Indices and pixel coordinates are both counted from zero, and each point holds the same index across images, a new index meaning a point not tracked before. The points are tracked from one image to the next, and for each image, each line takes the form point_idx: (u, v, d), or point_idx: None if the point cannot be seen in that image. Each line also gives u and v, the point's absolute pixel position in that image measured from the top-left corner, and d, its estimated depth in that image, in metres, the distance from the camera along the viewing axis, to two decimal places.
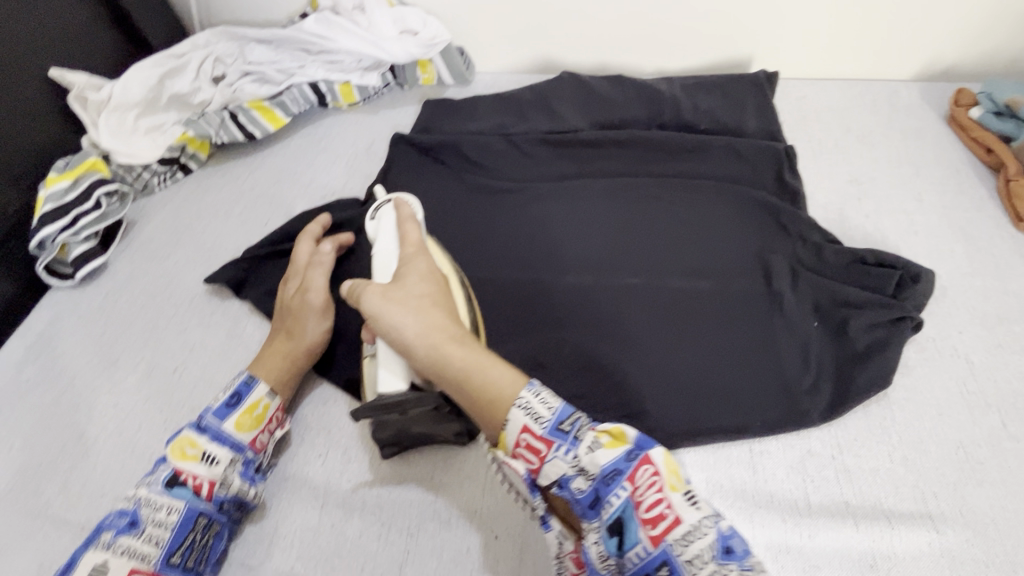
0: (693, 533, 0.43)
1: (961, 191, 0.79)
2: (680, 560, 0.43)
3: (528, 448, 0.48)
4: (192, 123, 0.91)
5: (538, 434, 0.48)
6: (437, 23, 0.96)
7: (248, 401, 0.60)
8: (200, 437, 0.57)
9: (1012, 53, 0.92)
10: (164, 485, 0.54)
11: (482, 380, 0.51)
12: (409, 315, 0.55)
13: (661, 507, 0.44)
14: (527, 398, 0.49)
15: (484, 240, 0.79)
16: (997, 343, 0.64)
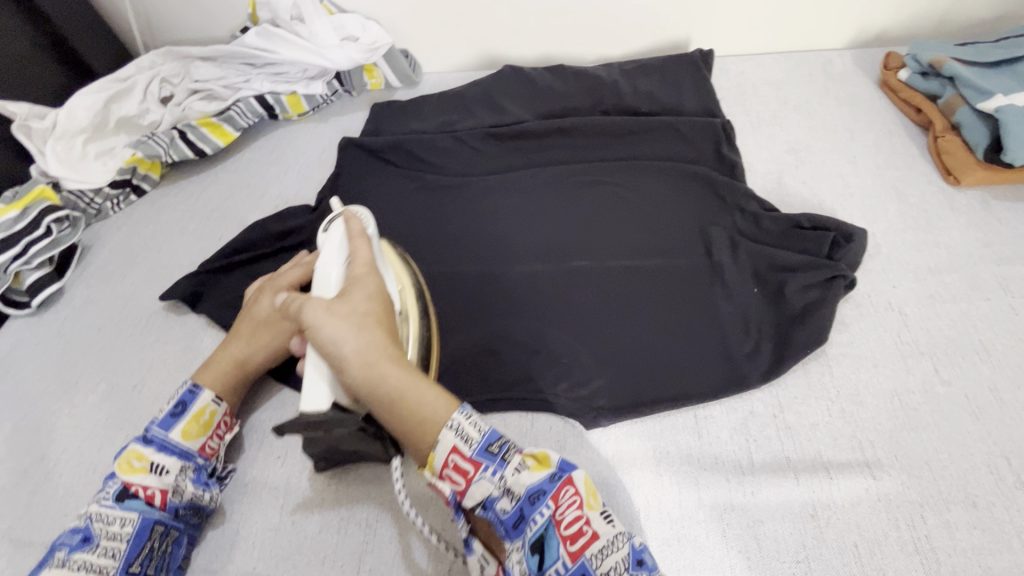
0: (608, 547, 0.45)
1: (893, 151, 0.82)
2: (598, 574, 0.44)
3: (458, 470, 0.48)
4: (140, 144, 0.91)
5: (466, 456, 0.47)
6: (377, 27, 0.98)
7: (193, 408, 0.60)
8: (146, 448, 0.57)
9: (939, 15, 0.94)
10: (115, 499, 0.54)
11: (410, 400, 0.49)
12: (348, 330, 0.50)
13: (580, 523, 0.46)
14: (458, 419, 0.48)
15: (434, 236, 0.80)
16: (929, 294, 0.67)
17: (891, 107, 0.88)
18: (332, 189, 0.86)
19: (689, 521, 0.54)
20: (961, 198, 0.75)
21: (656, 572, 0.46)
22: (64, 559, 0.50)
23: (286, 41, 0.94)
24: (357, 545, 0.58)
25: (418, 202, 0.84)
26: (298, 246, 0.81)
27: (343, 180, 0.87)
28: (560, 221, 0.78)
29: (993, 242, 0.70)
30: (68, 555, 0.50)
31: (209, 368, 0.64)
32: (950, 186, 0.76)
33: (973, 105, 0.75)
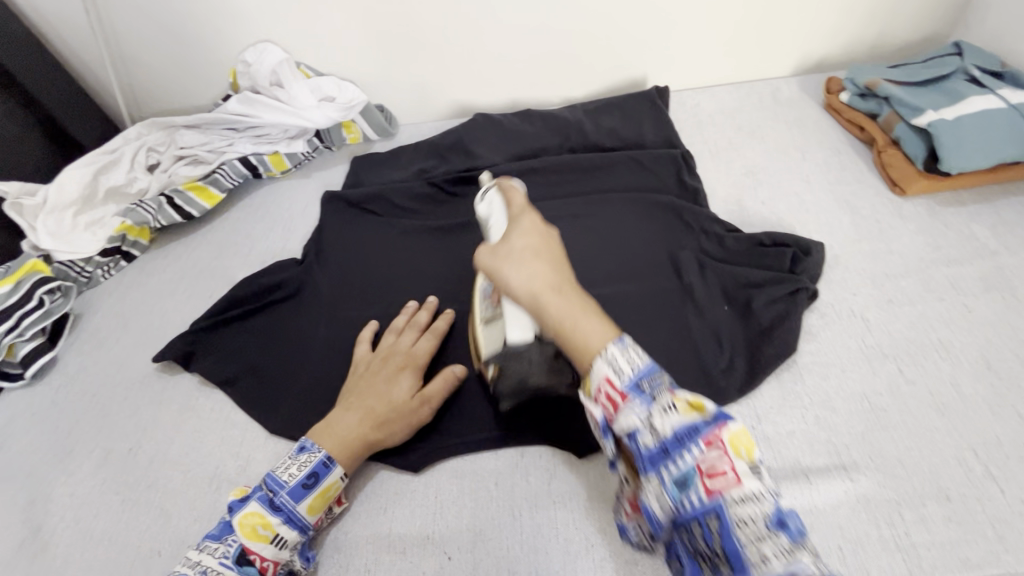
0: (753, 501, 0.43)
1: (843, 167, 0.87)
2: (733, 518, 0.43)
3: (607, 398, 0.49)
4: (130, 213, 0.95)
5: (618, 387, 0.49)
6: (353, 87, 1.04)
7: (323, 482, 0.60)
8: (273, 516, 0.58)
9: (870, 41, 1.02)
10: (233, 561, 0.55)
11: (577, 329, 0.53)
12: (514, 268, 0.58)
13: (726, 467, 0.44)
14: (613, 352, 0.50)
15: (418, 280, 0.83)
16: (887, 299, 0.70)
17: (837, 126, 0.94)
18: (317, 242, 0.89)
19: None
20: (908, 207, 0.80)
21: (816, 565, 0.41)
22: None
23: (267, 105, 0.99)
24: None
25: (400, 249, 0.87)
26: (286, 299, 0.83)
27: (327, 232, 0.90)
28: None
29: (942, 245, 0.75)
30: None
31: (331, 437, 0.63)
32: (896, 196, 0.82)
33: (907, 121, 0.81)
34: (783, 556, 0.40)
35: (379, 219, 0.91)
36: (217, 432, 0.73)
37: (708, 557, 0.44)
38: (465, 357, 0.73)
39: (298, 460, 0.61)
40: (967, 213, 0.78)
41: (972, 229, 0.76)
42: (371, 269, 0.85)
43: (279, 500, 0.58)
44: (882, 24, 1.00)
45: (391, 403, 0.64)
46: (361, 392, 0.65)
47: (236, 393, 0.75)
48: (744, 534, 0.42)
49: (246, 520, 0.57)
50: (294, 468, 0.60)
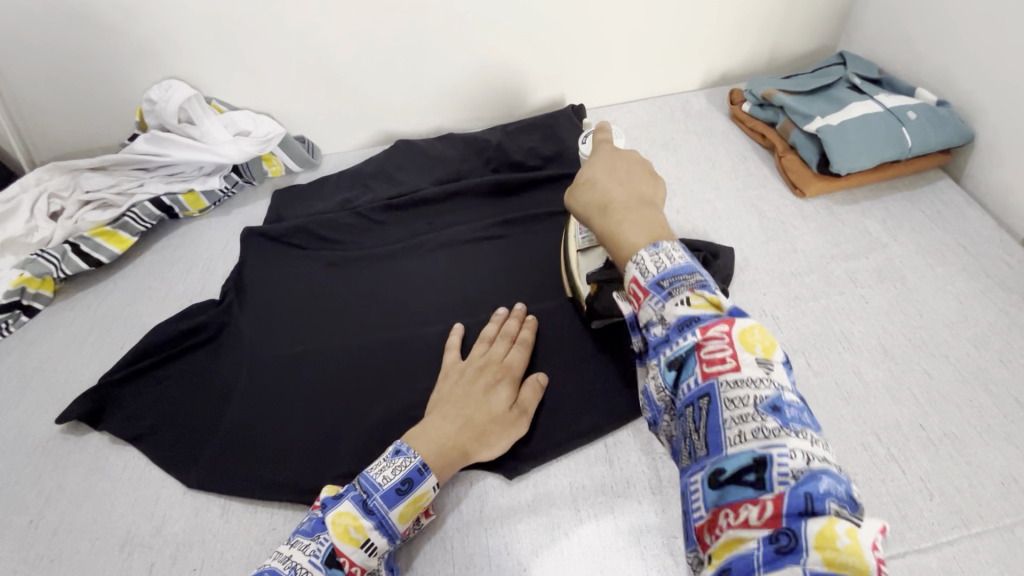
0: (747, 385, 0.45)
1: (749, 173, 0.92)
2: (721, 394, 0.46)
3: (632, 292, 0.54)
4: (29, 264, 0.89)
5: (642, 285, 0.53)
6: (269, 120, 1.02)
7: (417, 490, 0.56)
8: (366, 517, 0.54)
9: (767, 54, 1.09)
10: (323, 562, 0.52)
11: (618, 235, 0.56)
12: (596, 160, 0.64)
13: (725, 354, 0.47)
14: (644, 254, 0.53)
15: (346, 312, 0.81)
16: (794, 296, 0.74)
17: (742, 135, 0.99)
18: (237, 281, 0.85)
19: (610, 551, 0.58)
20: (809, 207, 0.85)
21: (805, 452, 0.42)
22: None
23: (176, 142, 0.95)
24: None
25: (325, 282, 0.85)
26: (206, 342, 0.79)
27: (249, 270, 0.87)
28: (464, 283, 0.82)
29: (840, 241, 0.80)
30: None
31: (431, 447, 0.59)
32: (797, 198, 0.87)
33: (801, 127, 0.86)
34: (763, 436, 0.43)
35: (303, 254, 0.88)
36: (129, 492, 0.68)
37: (692, 433, 0.47)
38: (399, 390, 0.73)
39: (393, 463, 0.57)
40: (860, 210, 0.84)
41: (865, 225, 0.82)
42: (295, 304, 0.83)
43: (372, 502, 0.55)
44: (776, 38, 1.07)
45: (491, 414, 0.62)
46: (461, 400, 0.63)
47: (150, 448, 0.71)
48: (728, 412, 0.45)
49: (339, 521, 0.54)
50: (389, 469, 0.57)
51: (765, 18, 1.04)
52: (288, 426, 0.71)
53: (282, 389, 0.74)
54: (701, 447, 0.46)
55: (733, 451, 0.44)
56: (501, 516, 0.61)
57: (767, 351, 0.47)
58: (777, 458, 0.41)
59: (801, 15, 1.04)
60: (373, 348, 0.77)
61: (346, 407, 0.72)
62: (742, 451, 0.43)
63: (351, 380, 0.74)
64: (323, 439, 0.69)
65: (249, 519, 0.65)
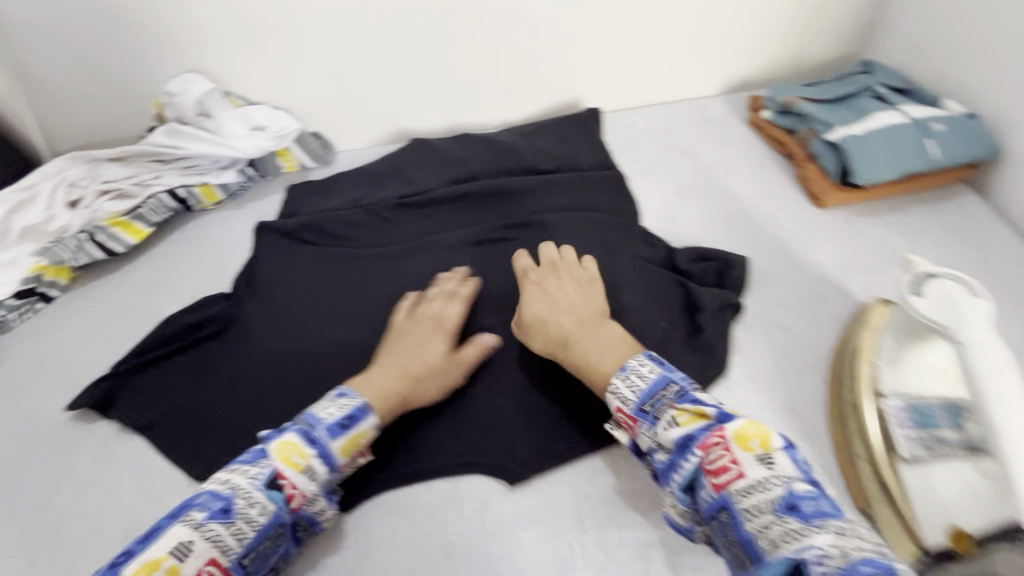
0: (758, 490, 0.48)
1: (767, 182, 0.90)
2: (738, 507, 0.49)
3: (721, 464, 0.51)
4: (47, 252, 0.91)
5: (720, 488, 0.50)
6: (285, 116, 1.02)
7: (358, 427, 0.59)
8: (311, 447, 0.56)
9: (789, 61, 1.07)
10: (264, 484, 0.53)
11: (595, 363, 0.63)
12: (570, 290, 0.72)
13: (726, 461, 0.51)
14: (764, 509, 0.47)
15: (353, 309, 0.81)
16: (810, 308, 0.73)
17: (761, 142, 0.97)
18: (248, 276, 0.85)
19: (614, 563, 0.58)
20: (828, 218, 0.83)
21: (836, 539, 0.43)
22: (202, 522, 0.50)
23: (193, 135, 0.96)
24: None
25: (333, 278, 0.85)
26: (215, 335, 0.79)
27: (261, 265, 0.86)
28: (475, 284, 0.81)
29: (859, 254, 0.78)
30: (206, 520, 0.50)
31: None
32: (815, 208, 0.85)
33: (822, 137, 0.84)
34: (789, 538, 0.45)
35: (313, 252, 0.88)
36: (136, 481, 0.69)
37: (737, 548, 0.48)
38: None
39: (336, 403, 0.60)
40: (880, 223, 0.82)
41: (886, 238, 0.80)
42: (301, 300, 0.82)
43: (315, 435, 0.57)
44: (797, 45, 1.05)
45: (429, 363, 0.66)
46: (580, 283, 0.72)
47: (159, 438, 0.71)
48: (751, 524, 0.47)
49: (285, 455, 0.55)
50: (333, 409, 0.59)
51: (788, 25, 1.02)
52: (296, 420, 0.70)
53: (292, 385, 0.74)
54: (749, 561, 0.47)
55: (772, 560, 0.44)
56: (505, 520, 0.60)
57: (763, 443, 0.51)
58: (810, 560, 0.42)
59: (825, 21, 1.02)
60: (380, 345, 0.76)
61: None
62: (780, 559, 0.44)
63: (353, 376, 0.73)
64: None
65: None
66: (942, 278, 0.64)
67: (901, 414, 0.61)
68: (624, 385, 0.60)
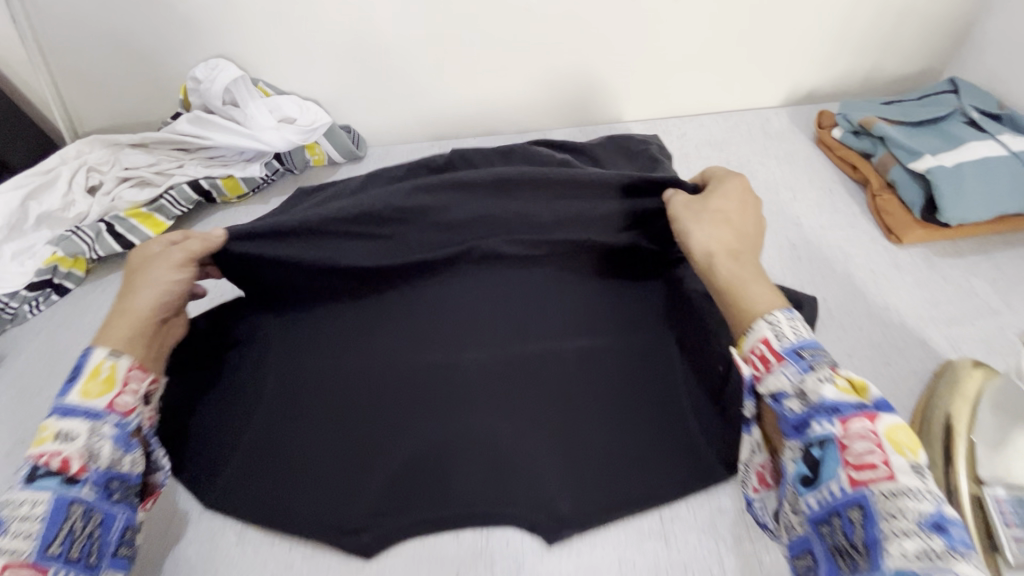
0: (820, 412, 0.46)
1: (836, 210, 0.82)
2: (800, 440, 0.48)
3: (760, 358, 0.51)
4: (63, 242, 0.87)
5: (768, 382, 0.51)
6: (315, 107, 0.96)
7: (91, 365, 0.55)
8: (52, 420, 0.52)
9: (864, 73, 0.98)
10: (24, 481, 0.50)
11: (743, 293, 0.56)
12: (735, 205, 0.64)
13: (771, 374, 0.50)
14: (822, 427, 0.46)
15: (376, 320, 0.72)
16: (886, 362, 0.65)
17: (829, 163, 0.89)
18: None
19: None
20: (904, 256, 0.75)
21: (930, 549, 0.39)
22: None
23: (218, 125, 0.91)
24: None
25: None
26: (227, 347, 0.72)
27: None
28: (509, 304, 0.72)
29: (941, 301, 0.70)
30: None
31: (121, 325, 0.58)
32: (892, 245, 0.77)
33: (904, 165, 0.76)
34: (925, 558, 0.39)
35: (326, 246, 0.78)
36: None
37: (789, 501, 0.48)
38: (424, 421, 0.65)
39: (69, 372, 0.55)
40: (966, 265, 0.74)
41: (971, 284, 0.72)
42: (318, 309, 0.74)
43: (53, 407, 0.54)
44: (875, 56, 0.95)
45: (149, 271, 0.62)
46: (745, 207, 0.65)
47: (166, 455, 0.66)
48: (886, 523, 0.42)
49: (90, 385, 0.54)
50: None
51: (869, 34, 0.92)
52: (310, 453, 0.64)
53: (308, 408, 0.67)
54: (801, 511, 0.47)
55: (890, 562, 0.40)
56: None
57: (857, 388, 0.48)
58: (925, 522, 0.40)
59: (909, 32, 0.93)
60: (406, 372, 0.68)
61: (368, 434, 0.64)
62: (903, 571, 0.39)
63: (377, 402, 0.67)
64: (339, 471, 0.62)
65: (264, 550, 0.60)
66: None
67: (1005, 507, 0.49)
68: (783, 323, 0.52)
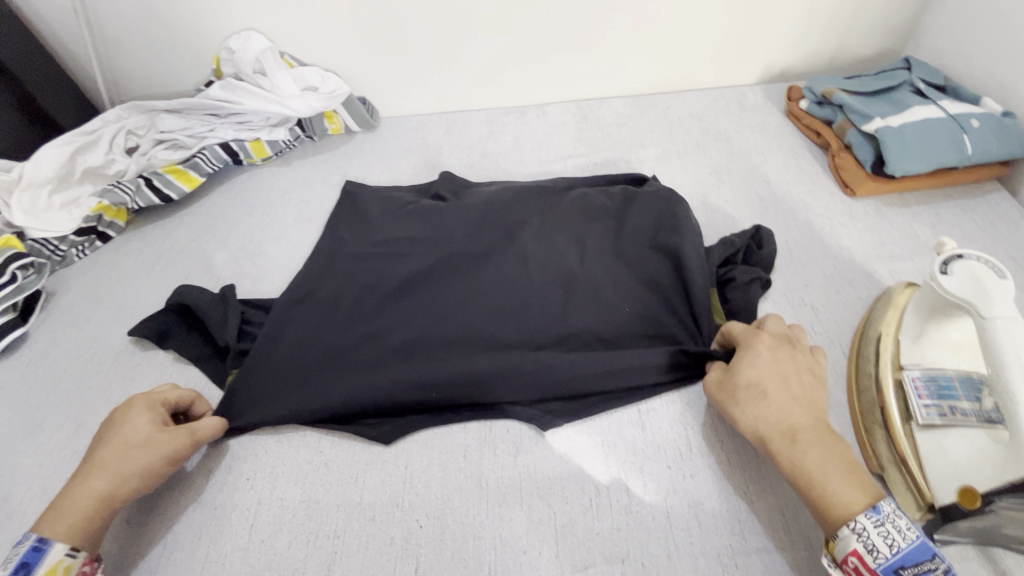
0: (872, 535, 0.47)
1: (800, 170, 0.92)
2: (852, 539, 0.47)
3: (852, 571, 0.47)
4: (107, 193, 0.96)
5: (871, 565, 0.46)
6: (336, 78, 1.06)
7: (42, 569, 0.51)
8: None
9: (830, 54, 1.09)
10: None
11: (822, 484, 0.50)
12: (766, 355, 0.58)
13: (839, 541, 0.48)
14: (864, 524, 0.47)
15: (385, 251, 0.82)
16: (836, 290, 0.75)
17: (796, 132, 1.00)
18: None
19: (638, 506, 0.60)
20: (858, 207, 0.86)
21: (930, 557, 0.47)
22: None
23: (249, 92, 1.00)
24: (326, 555, 0.59)
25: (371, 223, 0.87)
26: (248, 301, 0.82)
27: None
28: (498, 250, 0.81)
29: (887, 242, 0.80)
30: None
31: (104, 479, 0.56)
32: (847, 197, 0.87)
33: (859, 128, 0.87)
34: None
35: (342, 210, 0.91)
36: None
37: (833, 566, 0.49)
38: (429, 329, 0.74)
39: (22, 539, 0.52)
40: (910, 214, 0.84)
41: (913, 229, 0.82)
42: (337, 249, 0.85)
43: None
44: (840, 38, 1.06)
45: (130, 441, 0.58)
46: (783, 362, 0.57)
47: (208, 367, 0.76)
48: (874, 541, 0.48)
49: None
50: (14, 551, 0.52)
51: (834, 17, 1.03)
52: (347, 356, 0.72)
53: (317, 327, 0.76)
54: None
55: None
56: (536, 461, 0.64)
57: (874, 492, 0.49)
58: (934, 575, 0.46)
59: (869, 17, 1.04)
60: (421, 292, 0.78)
61: (381, 341, 0.73)
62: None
63: (388, 316, 0.76)
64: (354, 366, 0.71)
65: (295, 439, 0.69)
66: (968, 258, 0.58)
67: (919, 383, 0.59)
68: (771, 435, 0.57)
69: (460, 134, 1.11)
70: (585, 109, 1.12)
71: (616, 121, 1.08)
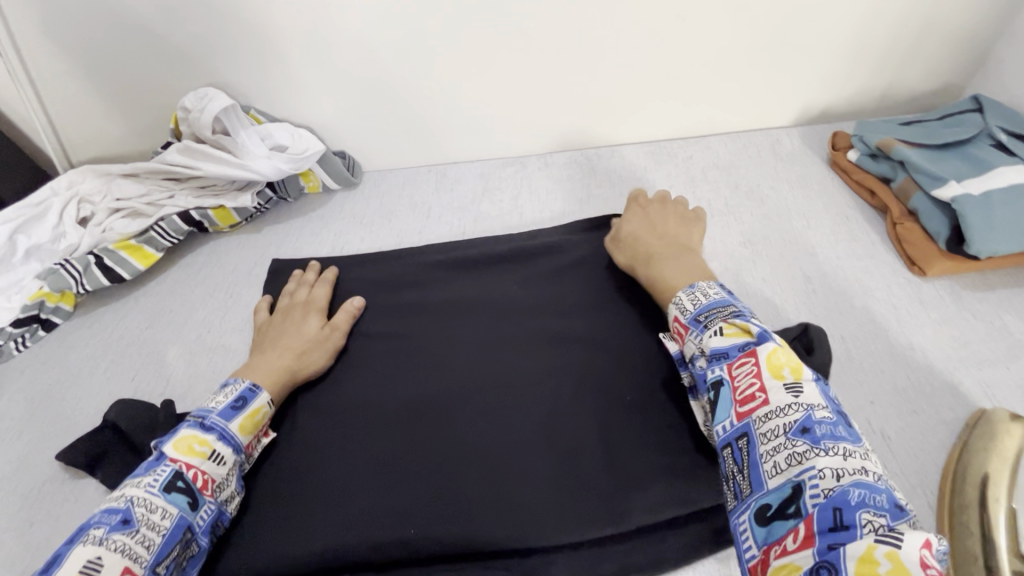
0: (778, 415, 0.45)
1: (853, 239, 0.77)
2: (757, 433, 0.45)
3: (676, 332, 0.57)
4: (50, 276, 0.85)
5: (686, 326, 0.56)
6: (307, 135, 0.94)
7: (252, 405, 0.59)
8: (208, 434, 0.55)
9: (880, 90, 0.93)
10: (161, 488, 0.50)
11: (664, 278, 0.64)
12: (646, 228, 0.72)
13: (755, 391, 0.47)
14: (773, 409, 0.45)
15: (363, 348, 0.71)
16: (912, 410, 0.60)
17: (845, 187, 0.84)
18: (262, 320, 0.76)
19: None
20: (929, 289, 0.70)
21: (835, 470, 0.41)
22: (102, 538, 0.45)
23: (208, 155, 0.88)
24: None
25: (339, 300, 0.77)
26: None
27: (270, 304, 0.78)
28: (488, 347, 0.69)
29: (971, 340, 0.65)
30: (107, 534, 0.46)
31: (264, 372, 0.64)
32: (916, 277, 0.72)
33: (927, 192, 0.71)
34: (794, 462, 0.42)
35: None
36: None
37: (733, 474, 0.46)
38: (413, 450, 0.61)
39: (151, 511, 0.48)
40: (996, 300, 0.68)
41: (1003, 320, 0.66)
42: None
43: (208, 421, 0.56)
44: (891, 74, 0.91)
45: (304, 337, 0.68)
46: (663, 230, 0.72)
47: None
48: (765, 447, 0.44)
49: (246, 421, 0.58)
50: (150, 513, 0.48)
51: (884, 50, 0.88)
52: (317, 487, 0.59)
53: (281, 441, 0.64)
54: (744, 487, 0.44)
55: (773, 484, 0.42)
56: None
57: (796, 374, 0.47)
58: (808, 483, 0.40)
59: (927, 49, 0.88)
60: (399, 388, 0.67)
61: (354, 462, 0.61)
62: (780, 484, 0.42)
63: (362, 431, 0.63)
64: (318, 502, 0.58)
65: None
66: None
67: None
68: (687, 299, 0.58)
69: (451, 192, 0.97)
70: (594, 160, 0.98)
71: (628, 174, 0.94)
